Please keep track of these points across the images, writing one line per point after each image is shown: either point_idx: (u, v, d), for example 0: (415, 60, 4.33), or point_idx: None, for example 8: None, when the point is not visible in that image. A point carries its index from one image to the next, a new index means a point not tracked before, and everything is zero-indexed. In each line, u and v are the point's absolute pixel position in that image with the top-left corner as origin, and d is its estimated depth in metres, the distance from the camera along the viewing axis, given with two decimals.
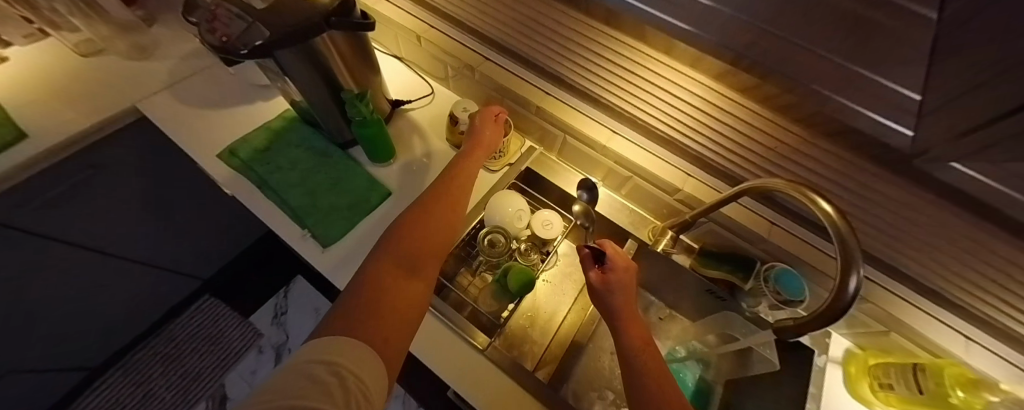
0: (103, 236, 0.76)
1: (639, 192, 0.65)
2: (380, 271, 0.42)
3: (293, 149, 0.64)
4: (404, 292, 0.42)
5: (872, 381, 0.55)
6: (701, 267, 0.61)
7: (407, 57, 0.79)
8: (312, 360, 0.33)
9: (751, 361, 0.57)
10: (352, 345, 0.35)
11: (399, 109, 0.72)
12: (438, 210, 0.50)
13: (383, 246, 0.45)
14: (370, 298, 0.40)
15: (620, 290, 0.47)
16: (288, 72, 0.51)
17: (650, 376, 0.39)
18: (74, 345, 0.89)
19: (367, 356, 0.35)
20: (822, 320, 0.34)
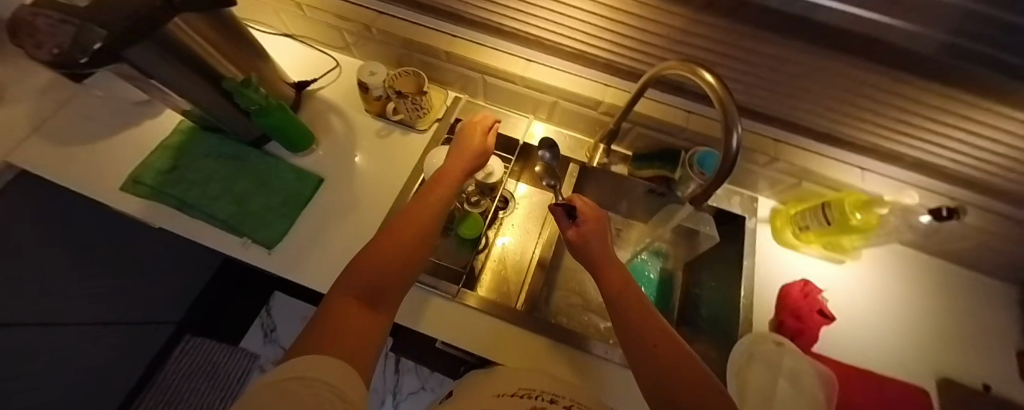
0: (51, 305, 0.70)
1: (568, 115, 0.65)
2: (348, 292, 0.36)
3: (204, 161, 0.61)
4: (365, 321, 0.35)
5: (794, 227, 0.61)
6: (635, 171, 0.65)
7: (298, 33, 0.72)
8: (275, 378, 0.25)
9: (698, 239, 0.68)
10: (321, 361, 0.27)
11: (307, 90, 0.67)
12: (409, 226, 0.44)
13: (350, 270, 0.39)
14: (337, 320, 0.33)
15: (598, 237, 0.51)
16: (152, 73, 0.45)
17: (633, 311, 0.41)
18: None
19: (343, 369, 0.27)
20: (719, 180, 0.39)
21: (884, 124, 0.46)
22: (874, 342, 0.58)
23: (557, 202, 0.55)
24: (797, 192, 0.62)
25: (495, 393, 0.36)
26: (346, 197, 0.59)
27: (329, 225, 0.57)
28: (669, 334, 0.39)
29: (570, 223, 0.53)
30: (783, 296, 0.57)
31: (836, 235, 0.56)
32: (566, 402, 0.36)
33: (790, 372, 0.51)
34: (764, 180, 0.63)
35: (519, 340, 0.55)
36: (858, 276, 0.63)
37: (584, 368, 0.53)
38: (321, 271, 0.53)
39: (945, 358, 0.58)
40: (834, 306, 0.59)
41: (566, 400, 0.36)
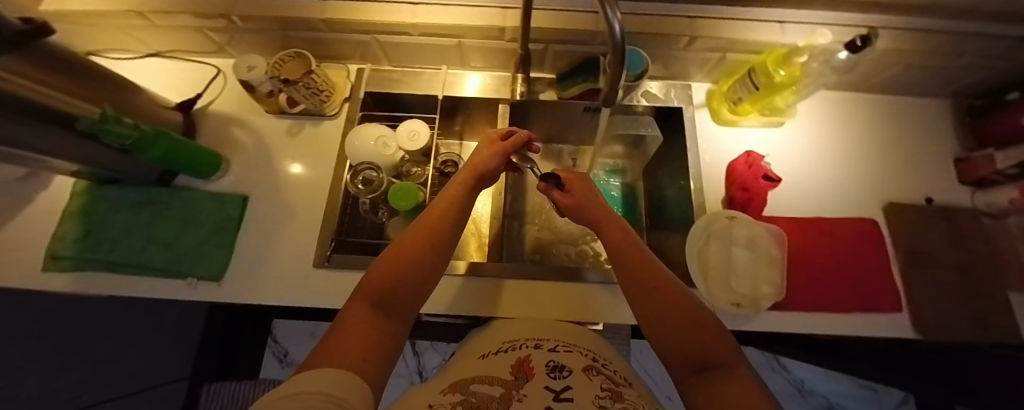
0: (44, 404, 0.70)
1: (477, 53, 0.60)
2: (361, 300, 0.31)
3: (116, 215, 0.57)
4: (374, 330, 0.29)
5: (730, 102, 0.60)
6: (563, 92, 0.62)
7: (164, 49, 0.65)
8: (279, 394, 0.19)
9: (645, 143, 0.67)
10: (334, 375, 0.22)
11: (195, 109, 0.61)
12: (428, 227, 0.39)
13: (369, 275, 0.34)
14: (345, 331, 0.28)
15: (592, 196, 0.51)
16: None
17: (631, 258, 0.40)
18: None
19: (356, 385, 0.22)
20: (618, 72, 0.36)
21: None
22: (826, 189, 0.60)
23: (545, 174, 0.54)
24: (726, 67, 0.61)
25: (478, 354, 0.36)
26: (277, 207, 0.57)
27: (271, 239, 0.55)
28: (667, 277, 0.38)
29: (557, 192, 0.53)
30: (729, 174, 0.58)
31: (768, 98, 0.55)
32: (551, 343, 0.36)
33: (747, 240, 0.53)
34: (692, 63, 0.60)
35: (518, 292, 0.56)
36: (802, 134, 0.63)
37: (586, 298, 0.56)
38: (279, 286, 0.53)
39: (893, 183, 0.61)
40: (781, 169, 0.61)
41: (551, 341, 0.36)
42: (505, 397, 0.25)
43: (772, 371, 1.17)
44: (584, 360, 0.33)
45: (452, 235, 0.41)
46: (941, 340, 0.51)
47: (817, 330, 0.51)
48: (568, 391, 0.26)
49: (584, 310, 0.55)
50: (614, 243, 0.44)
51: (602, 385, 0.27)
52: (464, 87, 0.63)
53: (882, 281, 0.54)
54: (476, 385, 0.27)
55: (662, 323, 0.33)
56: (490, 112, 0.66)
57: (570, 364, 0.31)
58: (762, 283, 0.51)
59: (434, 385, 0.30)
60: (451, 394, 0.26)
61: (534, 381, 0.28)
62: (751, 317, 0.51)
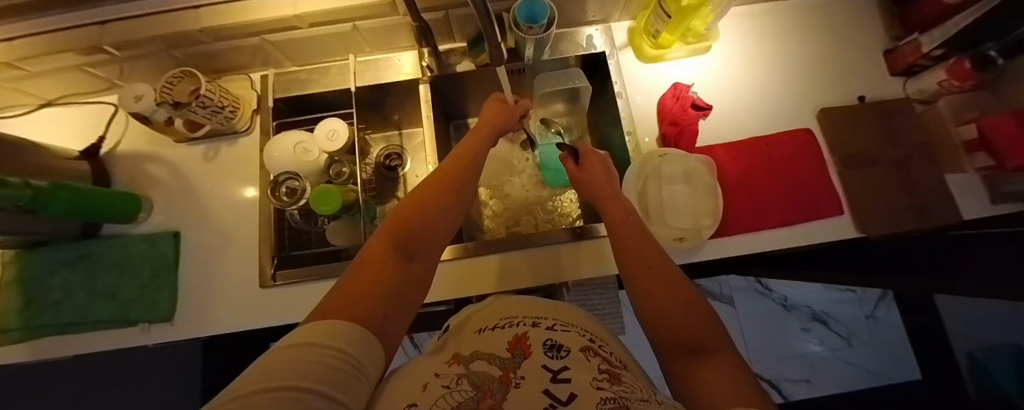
0: None
1: (377, 35, 0.57)
2: (380, 246, 0.31)
3: (48, 279, 0.55)
4: (390, 273, 0.29)
5: (648, 36, 0.58)
6: (478, 60, 0.59)
7: (53, 98, 0.60)
8: (291, 342, 0.19)
9: (579, 93, 0.65)
10: (348, 328, 0.22)
11: (104, 153, 0.58)
12: (443, 186, 0.40)
13: (389, 221, 0.35)
14: (362, 275, 0.28)
15: (600, 172, 0.52)
16: None
17: (630, 240, 0.42)
18: None
19: (365, 338, 0.22)
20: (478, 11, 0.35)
21: None
22: (763, 107, 0.59)
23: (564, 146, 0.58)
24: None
25: (474, 329, 0.32)
26: (214, 235, 0.56)
27: (212, 269, 0.54)
28: (664, 262, 0.38)
29: (573, 161, 0.56)
30: (660, 111, 0.57)
31: (681, 26, 0.53)
32: (551, 323, 0.31)
33: (683, 175, 0.53)
34: (607, 2, 0.57)
35: (498, 266, 0.60)
36: (733, 55, 0.61)
37: (567, 256, 0.60)
38: (232, 313, 0.52)
39: (827, 88, 0.60)
40: (710, 94, 0.59)
41: (550, 320, 0.32)
42: (504, 379, 0.23)
43: (758, 294, 1.22)
44: (582, 340, 0.29)
45: (468, 194, 0.41)
46: (878, 233, 0.53)
47: (759, 250, 0.52)
48: (567, 372, 0.22)
49: (554, 271, 0.59)
50: (614, 222, 0.45)
51: (600, 366, 0.24)
52: (379, 74, 0.61)
53: (821, 188, 0.55)
54: (477, 362, 0.25)
55: (659, 303, 0.33)
56: (412, 95, 0.64)
57: (569, 344, 0.27)
58: (702, 216, 0.51)
59: (436, 355, 0.28)
60: (453, 366, 0.25)
61: (531, 359, 0.25)
62: (694, 251, 0.53)
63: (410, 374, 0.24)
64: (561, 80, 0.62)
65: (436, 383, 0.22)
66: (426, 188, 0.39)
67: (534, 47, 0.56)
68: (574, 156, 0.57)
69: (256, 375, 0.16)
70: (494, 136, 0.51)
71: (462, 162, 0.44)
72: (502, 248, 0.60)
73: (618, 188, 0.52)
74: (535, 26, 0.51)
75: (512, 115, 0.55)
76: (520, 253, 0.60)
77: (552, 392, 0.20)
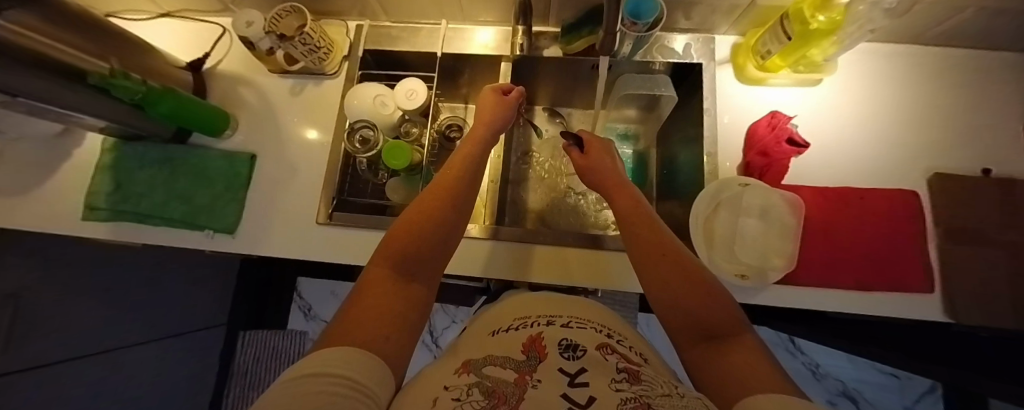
0: (91, 340, 0.80)
1: (477, 4, 0.57)
2: (377, 274, 0.32)
3: (139, 171, 0.60)
4: (389, 296, 0.30)
5: (755, 57, 0.54)
6: (567, 47, 0.57)
7: (172, 9, 0.64)
8: (293, 380, 0.20)
9: (659, 104, 0.62)
10: (354, 356, 0.22)
11: (206, 69, 0.62)
12: (441, 190, 0.40)
13: (384, 244, 0.35)
14: (361, 303, 0.29)
15: (604, 158, 0.51)
16: (17, 90, 0.40)
17: (640, 227, 0.39)
18: (203, 395, 1.16)
19: (370, 361, 0.23)
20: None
21: None
22: (858, 158, 0.54)
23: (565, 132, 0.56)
24: (757, 16, 0.54)
25: (489, 330, 0.33)
26: (282, 166, 0.59)
27: (278, 195, 0.57)
28: (675, 248, 0.36)
29: (578, 153, 0.54)
30: (750, 138, 0.53)
31: (799, 51, 0.49)
32: (565, 320, 0.31)
33: (760, 209, 0.49)
34: (718, 11, 0.54)
35: (539, 258, 0.58)
36: (832, 97, 0.56)
37: (612, 264, 0.57)
38: (285, 241, 0.55)
39: (944, 151, 0.54)
40: (807, 132, 0.55)
41: (564, 318, 0.32)
42: (519, 381, 0.22)
43: (786, 353, 1.13)
44: (598, 336, 0.28)
45: (463, 192, 0.42)
46: (967, 324, 0.47)
47: (827, 307, 0.48)
48: (584, 375, 0.22)
49: (597, 277, 0.57)
50: (624, 208, 0.43)
51: (618, 365, 0.23)
52: (466, 44, 0.61)
53: (915, 256, 0.49)
54: (489, 367, 0.25)
55: (670, 290, 0.32)
56: (489, 71, 0.63)
57: (584, 342, 0.27)
58: (772, 256, 0.48)
59: (448, 364, 0.28)
60: (464, 375, 0.24)
61: (547, 362, 0.24)
62: (756, 291, 0.49)
63: (422, 386, 0.24)
64: (645, 85, 0.58)
65: (445, 397, 0.20)
66: (427, 196, 0.40)
67: (632, 43, 0.54)
68: (578, 146, 0.56)
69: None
70: (491, 135, 0.50)
71: (461, 168, 0.44)
72: (547, 240, 0.59)
73: (622, 175, 0.49)
74: (640, 23, 0.48)
75: (508, 108, 0.53)
76: (566, 250, 0.58)
77: (570, 395, 0.19)
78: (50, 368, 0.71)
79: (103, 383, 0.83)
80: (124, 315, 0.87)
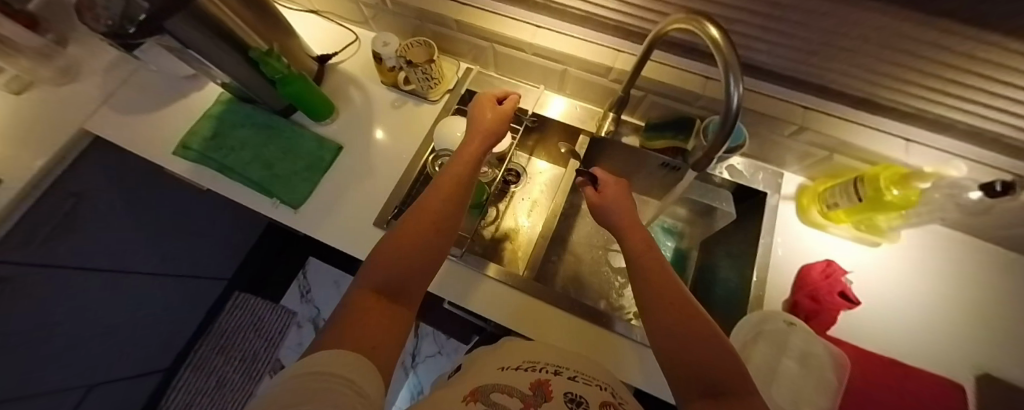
0: (112, 257, 0.81)
1: (577, 84, 0.63)
2: (366, 291, 0.35)
3: (239, 129, 0.66)
4: (380, 310, 0.34)
5: (821, 205, 0.57)
6: (647, 143, 0.62)
7: (321, 9, 0.75)
8: (293, 377, 0.24)
9: (714, 217, 0.66)
10: (343, 356, 0.26)
11: (330, 64, 0.71)
12: (433, 206, 0.44)
13: (374, 260, 0.39)
14: (351, 318, 0.32)
15: (621, 198, 0.51)
16: (190, 44, 0.47)
17: (647, 271, 0.39)
18: (172, 345, 1.13)
19: (366, 367, 0.26)
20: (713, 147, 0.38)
21: (932, 85, 0.40)
22: (904, 329, 0.53)
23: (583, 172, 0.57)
24: (828, 168, 0.57)
25: (497, 366, 0.32)
26: (362, 163, 0.64)
27: (349, 188, 0.62)
28: (680, 296, 0.36)
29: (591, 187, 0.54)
30: (801, 278, 0.54)
31: (869, 213, 0.51)
32: (571, 373, 0.31)
33: (805, 355, 0.48)
34: (792, 153, 0.58)
35: (561, 324, 0.56)
36: (890, 282, 0.56)
37: (639, 359, 0.54)
38: (339, 231, 0.58)
39: (1003, 355, 0.51)
40: (860, 290, 0.55)
41: (571, 371, 0.32)
42: None
43: None
44: (604, 396, 0.28)
45: (456, 207, 0.46)
46: None
47: None
48: None
49: (615, 367, 0.53)
50: (635, 251, 0.43)
51: None
52: (546, 107, 0.67)
53: None
54: (495, 393, 0.25)
55: (667, 336, 0.32)
56: (568, 137, 0.69)
57: (589, 399, 0.26)
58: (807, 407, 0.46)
59: (455, 391, 0.27)
60: (472, 403, 0.24)
61: (552, 402, 0.24)
62: None
63: None
64: (703, 194, 0.64)
65: None
66: (416, 210, 0.44)
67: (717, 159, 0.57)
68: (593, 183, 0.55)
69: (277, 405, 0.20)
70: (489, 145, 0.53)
71: (453, 176, 0.48)
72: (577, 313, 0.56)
73: (638, 213, 0.49)
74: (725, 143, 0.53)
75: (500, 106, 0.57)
76: (593, 327, 0.56)
77: None
78: (69, 272, 0.73)
79: (103, 299, 0.84)
80: (149, 241, 0.90)
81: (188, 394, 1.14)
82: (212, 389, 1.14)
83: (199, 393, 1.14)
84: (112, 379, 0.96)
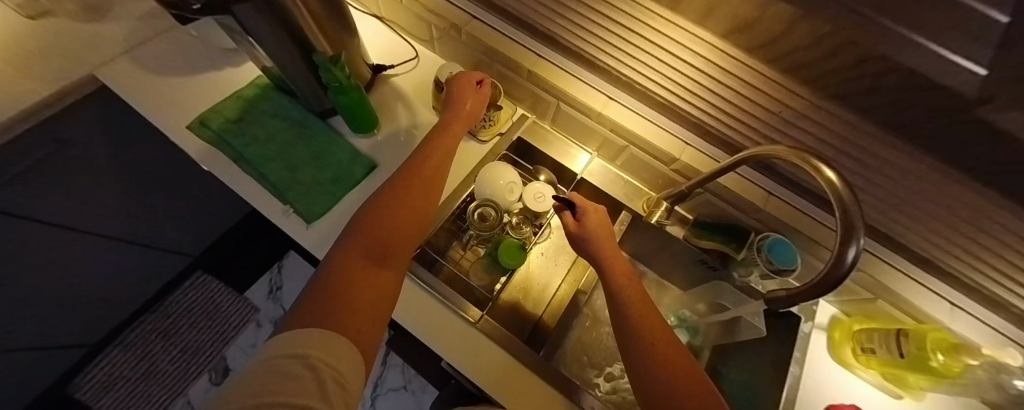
0: (75, 213, 0.71)
1: (634, 162, 0.62)
2: (348, 259, 0.37)
3: (268, 119, 0.61)
4: (367, 282, 0.36)
5: (855, 346, 0.56)
6: (694, 238, 0.59)
7: (387, 17, 0.72)
8: (279, 357, 0.29)
9: (738, 328, 0.58)
10: (328, 340, 0.31)
11: (382, 75, 0.68)
12: (415, 182, 0.45)
13: (353, 230, 0.40)
14: (332, 287, 0.35)
15: (601, 229, 0.48)
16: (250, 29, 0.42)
17: (636, 307, 0.40)
18: (109, 321, 0.97)
19: (345, 349, 0.31)
20: (814, 292, 0.33)
21: (1004, 268, 0.40)
22: None
23: (558, 196, 0.52)
24: (864, 308, 0.57)
25: None
26: None
27: None
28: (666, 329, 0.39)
29: (569, 214, 0.50)
30: None
31: (904, 369, 0.50)
32: None
33: None
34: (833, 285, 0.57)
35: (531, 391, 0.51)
36: None
37: None
38: None
39: None
40: None
41: None
42: None
43: None
44: None
45: (436, 184, 0.47)
46: None
47: None
48: None
49: None
50: (618, 283, 0.43)
51: None
52: (575, 162, 0.65)
53: None
54: None
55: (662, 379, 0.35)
56: (610, 210, 0.66)
57: None
58: None
59: None
60: None
61: None
62: None
63: None
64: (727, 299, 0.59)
65: None
66: (396, 185, 0.44)
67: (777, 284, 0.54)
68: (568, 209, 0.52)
69: (248, 392, 0.26)
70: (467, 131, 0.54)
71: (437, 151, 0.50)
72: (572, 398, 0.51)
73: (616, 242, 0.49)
74: (784, 269, 0.49)
75: (479, 95, 0.56)
76: None
77: None
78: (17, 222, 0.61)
79: (47, 258, 0.71)
80: (126, 203, 0.80)
81: (106, 377, 1.00)
82: (139, 377, 1.01)
83: (122, 379, 1.00)
84: (29, 348, 0.80)
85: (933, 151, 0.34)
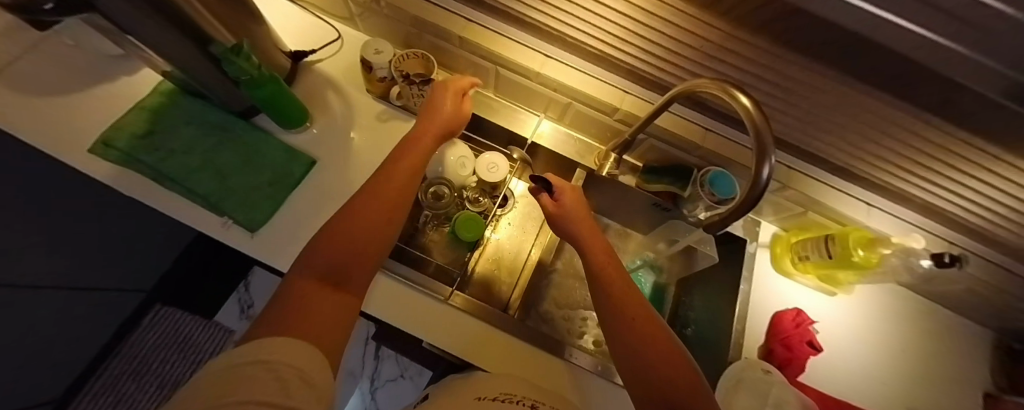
0: None
1: (581, 118, 0.62)
2: (304, 277, 0.32)
3: (183, 127, 0.55)
4: (328, 300, 0.31)
5: (793, 256, 0.61)
6: (644, 184, 0.62)
7: None
8: (235, 363, 0.21)
9: (695, 258, 0.65)
10: (287, 344, 0.24)
11: (305, 62, 0.63)
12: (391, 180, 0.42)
13: (316, 244, 0.35)
14: (286, 306, 0.29)
15: (578, 207, 0.50)
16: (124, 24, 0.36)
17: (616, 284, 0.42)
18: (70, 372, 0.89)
19: (311, 354, 0.25)
20: (738, 212, 0.36)
21: (907, 162, 0.45)
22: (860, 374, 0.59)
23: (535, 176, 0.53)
24: (800, 222, 0.62)
25: (473, 395, 0.31)
26: (340, 180, 0.57)
27: (323, 207, 0.54)
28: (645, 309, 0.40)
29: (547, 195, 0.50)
30: (774, 324, 0.58)
31: (834, 268, 0.56)
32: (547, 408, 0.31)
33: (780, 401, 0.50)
34: (773, 207, 0.62)
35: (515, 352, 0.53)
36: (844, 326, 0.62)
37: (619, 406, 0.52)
38: None
39: (923, 395, 0.59)
40: (824, 338, 0.60)
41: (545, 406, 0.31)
42: None
43: None
44: None
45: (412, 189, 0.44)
46: None
47: None
48: None
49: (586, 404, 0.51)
50: (598, 262, 0.45)
51: None
52: (526, 126, 0.64)
53: None
54: None
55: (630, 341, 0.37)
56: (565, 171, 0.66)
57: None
58: None
59: None
60: None
61: None
62: None
63: None
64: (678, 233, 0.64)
65: None
66: (368, 190, 0.41)
67: None
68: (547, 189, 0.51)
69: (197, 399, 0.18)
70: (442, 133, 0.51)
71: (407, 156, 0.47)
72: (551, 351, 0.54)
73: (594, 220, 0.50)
74: (724, 199, 0.52)
75: (456, 94, 0.53)
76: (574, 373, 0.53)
77: None
78: None
79: None
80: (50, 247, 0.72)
81: None
82: None
83: None
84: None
85: (837, 64, 0.36)
